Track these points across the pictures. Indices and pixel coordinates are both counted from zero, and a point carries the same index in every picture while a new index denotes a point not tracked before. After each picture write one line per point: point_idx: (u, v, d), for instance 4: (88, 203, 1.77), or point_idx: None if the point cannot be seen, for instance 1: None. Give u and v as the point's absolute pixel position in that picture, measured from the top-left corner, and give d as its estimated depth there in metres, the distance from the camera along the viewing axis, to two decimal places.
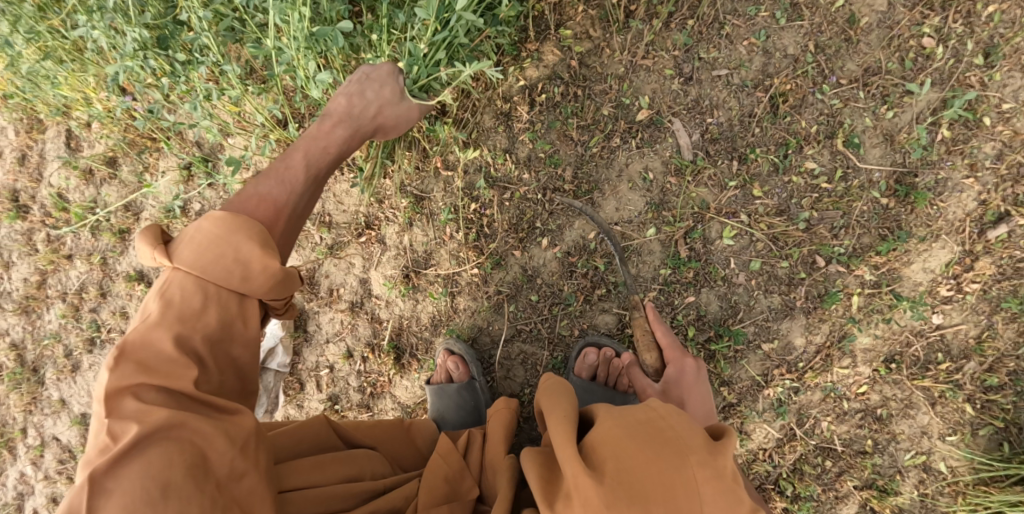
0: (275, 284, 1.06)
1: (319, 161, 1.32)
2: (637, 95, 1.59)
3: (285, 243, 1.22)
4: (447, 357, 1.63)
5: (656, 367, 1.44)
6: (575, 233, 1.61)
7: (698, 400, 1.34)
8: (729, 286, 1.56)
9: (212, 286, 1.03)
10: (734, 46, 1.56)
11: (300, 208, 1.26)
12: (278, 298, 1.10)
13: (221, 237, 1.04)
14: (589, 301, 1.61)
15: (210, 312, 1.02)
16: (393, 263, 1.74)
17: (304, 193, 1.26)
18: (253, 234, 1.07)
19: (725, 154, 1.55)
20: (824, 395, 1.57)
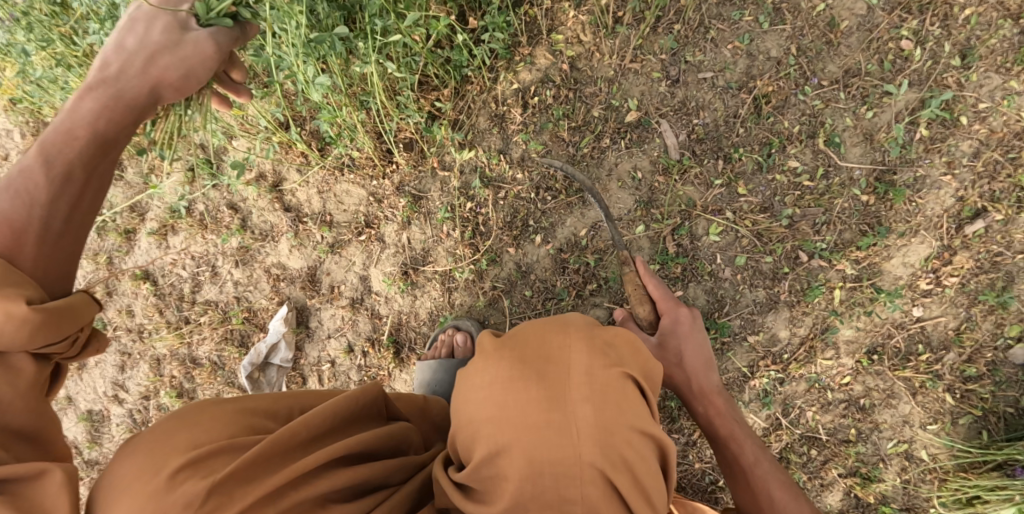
0: (36, 330, 0.94)
1: (70, 150, 1.04)
2: (626, 97, 1.65)
3: (53, 272, 1.02)
4: (455, 331, 1.67)
5: (650, 321, 1.44)
6: (567, 230, 1.67)
7: (696, 348, 1.38)
8: (715, 280, 1.62)
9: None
10: (719, 49, 1.62)
11: (58, 225, 1.02)
12: (52, 342, 0.98)
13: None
14: (581, 296, 1.66)
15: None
16: (392, 260, 1.82)
17: (71, 203, 1.03)
18: None
19: (711, 153, 1.61)
20: (808, 386, 1.63)
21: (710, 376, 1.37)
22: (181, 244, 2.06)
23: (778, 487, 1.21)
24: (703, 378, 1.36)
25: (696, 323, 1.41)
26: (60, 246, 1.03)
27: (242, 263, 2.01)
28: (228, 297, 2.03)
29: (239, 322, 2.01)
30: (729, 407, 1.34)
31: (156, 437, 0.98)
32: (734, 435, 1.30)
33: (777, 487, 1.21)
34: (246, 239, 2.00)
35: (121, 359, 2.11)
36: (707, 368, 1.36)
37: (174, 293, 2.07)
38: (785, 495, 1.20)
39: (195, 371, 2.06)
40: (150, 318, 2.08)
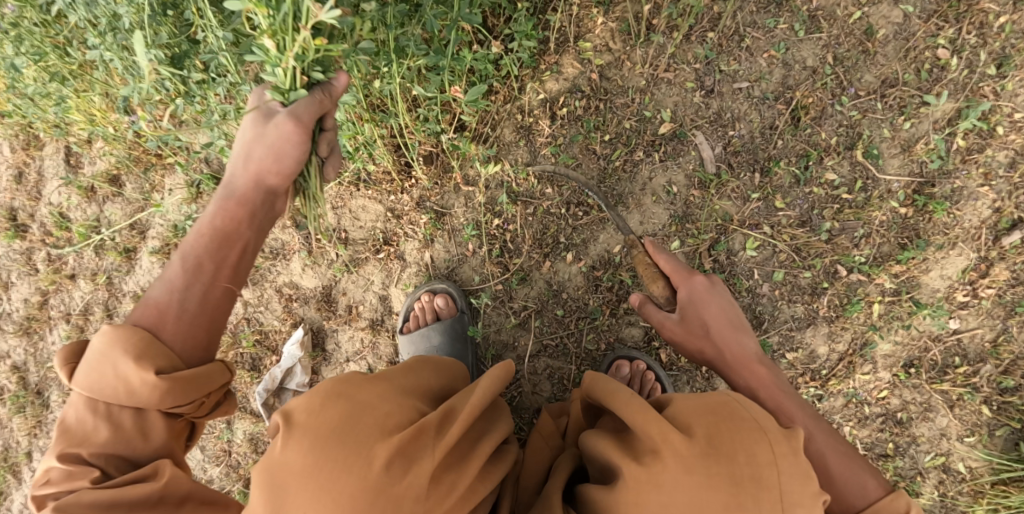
0: (163, 393, 0.99)
1: (202, 246, 1.10)
2: (659, 108, 1.59)
3: (196, 346, 1.07)
4: (433, 295, 1.65)
5: (666, 298, 1.36)
6: (600, 246, 1.61)
7: (720, 311, 1.28)
8: (753, 296, 1.58)
9: (108, 404, 1.00)
10: (755, 58, 1.57)
11: (190, 308, 1.07)
12: (185, 402, 1.03)
13: (104, 352, 1.00)
14: (615, 314, 1.61)
15: (104, 428, 0.99)
16: (414, 278, 1.75)
17: (200, 292, 1.07)
18: (132, 346, 1.00)
19: (747, 166, 1.57)
20: (846, 401, 1.61)
21: (743, 341, 1.26)
22: None
23: (836, 458, 1.08)
24: (732, 345, 1.25)
25: (717, 287, 1.31)
26: (189, 325, 1.06)
27: (251, 283, 1.93)
28: (236, 318, 1.95)
29: (250, 346, 1.93)
30: (773, 374, 1.21)
31: (340, 415, 0.99)
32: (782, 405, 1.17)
33: (836, 457, 1.09)
34: (256, 258, 1.92)
35: None
36: (735, 333, 1.26)
37: None
38: (843, 470, 1.07)
39: None
40: None
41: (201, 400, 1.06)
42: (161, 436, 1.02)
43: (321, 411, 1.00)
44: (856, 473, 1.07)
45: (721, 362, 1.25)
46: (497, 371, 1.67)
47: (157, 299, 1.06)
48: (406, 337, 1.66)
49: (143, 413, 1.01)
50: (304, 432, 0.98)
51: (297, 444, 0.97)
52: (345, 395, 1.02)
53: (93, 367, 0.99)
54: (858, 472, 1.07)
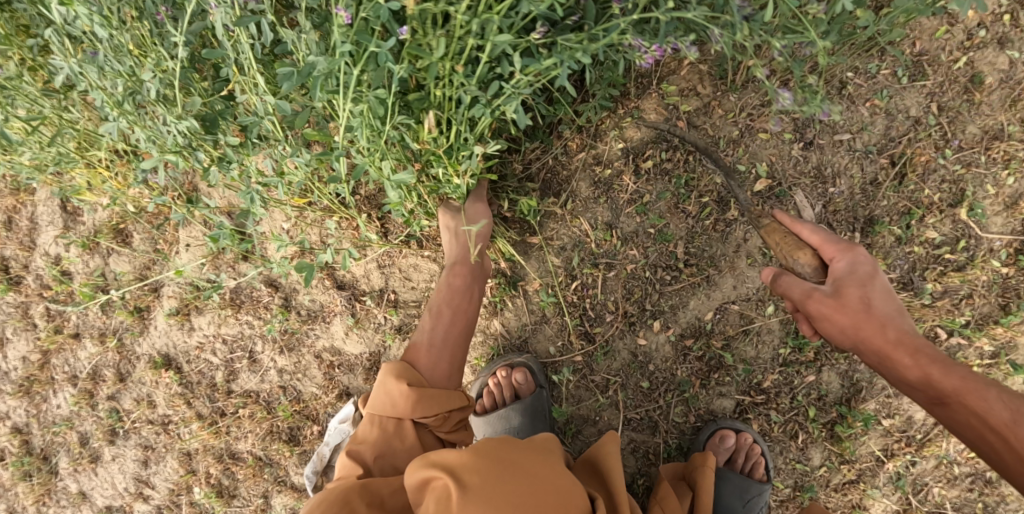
0: (415, 402, 1.27)
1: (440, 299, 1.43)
2: (754, 161, 1.47)
3: (439, 375, 1.34)
4: (511, 371, 1.53)
5: (812, 269, 1.17)
6: (690, 313, 1.49)
7: (884, 292, 1.09)
8: (851, 363, 1.50)
9: (385, 418, 1.28)
10: (856, 107, 1.45)
11: (439, 338, 1.37)
12: (430, 414, 1.27)
13: (380, 383, 1.31)
14: (706, 385, 1.51)
15: (380, 433, 1.27)
16: (479, 349, 1.59)
17: (445, 325, 1.38)
18: (395, 370, 1.32)
19: (847, 225, 1.46)
20: (936, 462, 1.53)
21: (905, 319, 1.09)
22: (208, 325, 1.83)
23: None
24: (899, 325, 1.07)
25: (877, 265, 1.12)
26: (438, 354, 1.35)
27: (287, 348, 1.78)
28: (271, 386, 1.80)
29: (287, 415, 1.79)
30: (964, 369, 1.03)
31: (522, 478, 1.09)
32: (968, 386, 1.00)
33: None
34: (292, 321, 1.76)
35: (143, 453, 1.92)
36: (898, 312, 1.08)
37: (203, 382, 1.86)
38: None
39: (235, 468, 1.85)
40: (175, 410, 1.89)
41: (442, 415, 1.30)
42: (414, 439, 1.27)
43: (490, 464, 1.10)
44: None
45: (885, 346, 1.06)
46: (576, 447, 1.55)
47: (416, 343, 1.38)
48: (483, 418, 1.58)
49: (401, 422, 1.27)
50: (485, 482, 1.06)
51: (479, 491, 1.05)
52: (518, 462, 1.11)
53: (374, 395, 1.30)
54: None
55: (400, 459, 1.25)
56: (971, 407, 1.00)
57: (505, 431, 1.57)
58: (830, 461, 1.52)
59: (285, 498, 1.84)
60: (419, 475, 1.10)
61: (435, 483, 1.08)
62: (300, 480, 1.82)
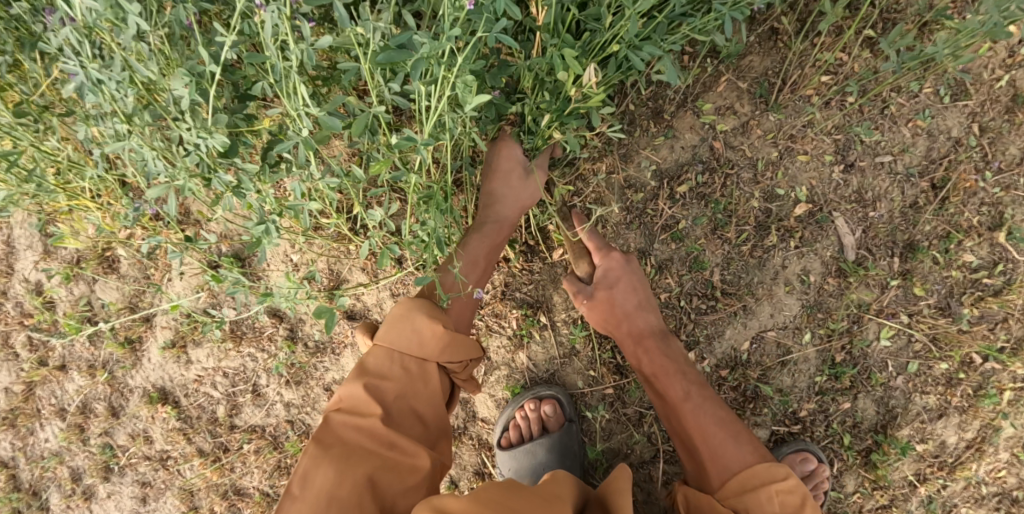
0: (443, 346, 1.20)
1: (479, 244, 1.37)
2: (792, 184, 1.40)
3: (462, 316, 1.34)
4: (540, 402, 1.46)
5: (586, 274, 1.39)
6: (725, 343, 1.44)
7: (636, 287, 1.35)
8: (886, 389, 1.46)
9: (402, 354, 1.20)
10: (898, 127, 1.39)
11: (466, 288, 1.35)
12: (456, 360, 1.22)
13: (403, 315, 1.21)
14: (741, 416, 1.46)
15: (398, 373, 1.18)
16: (503, 382, 1.51)
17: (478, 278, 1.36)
18: (424, 306, 1.23)
19: (886, 250, 1.42)
20: (966, 483, 1.48)
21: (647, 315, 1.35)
22: (207, 358, 1.74)
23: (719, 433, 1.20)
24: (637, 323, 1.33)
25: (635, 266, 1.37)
26: (462, 309, 1.33)
27: (294, 382, 1.68)
28: (277, 421, 1.71)
29: (295, 451, 1.71)
30: (681, 364, 1.30)
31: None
32: (664, 370, 1.29)
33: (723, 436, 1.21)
34: (299, 354, 1.66)
35: (140, 490, 1.83)
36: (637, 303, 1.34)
37: (203, 417, 1.76)
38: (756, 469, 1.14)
39: (241, 505, 1.76)
40: (175, 445, 1.79)
41: (463, 361, 1.25)
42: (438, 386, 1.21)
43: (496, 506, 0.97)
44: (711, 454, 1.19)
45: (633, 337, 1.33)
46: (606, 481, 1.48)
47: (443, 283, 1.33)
48: (508, 452, 1.48)
49: (425, 363, 1.20)
50: None
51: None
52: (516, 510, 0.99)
53: (396, 327, 1.20)
54: (737, 439, 1.19)
55: (418, 406, 1.18)
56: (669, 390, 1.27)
57: (529, 469, 1.47)
58: (863, 487, 1.49)
59: None
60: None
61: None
62: None
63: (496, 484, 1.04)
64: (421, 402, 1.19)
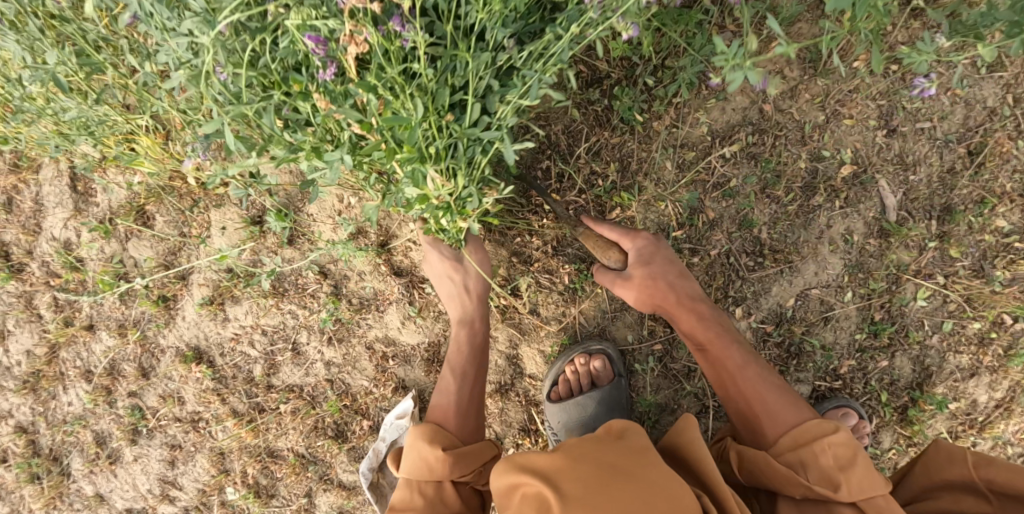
0: (453, 463, 1.28)
1: (461, 360, 1.46)
2: (838, 147, 1.46)
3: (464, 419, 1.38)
4: (589, 357, 1.49)
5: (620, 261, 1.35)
6: (771, 300, 1.49)
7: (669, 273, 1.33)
8: (922, 348, 1.51)
9: (420, 483, 1.28)
10: (937, 96, 1.46)
11: (461, 404, 1.41)
12: (469, 472, 1.30)
13: (411, 446, 1.32)
14: (784, 372, 1.51)
15: (420, 500, 1.26)
16: (553, 338, 1.54)
17: (468, 388, 1.42)
18: (431, 432, 1.32)
19: (924, 213, 1.48)
20: (993, 442, 1.54)
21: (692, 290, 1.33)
22: (246, 316, 1.73)
23: (862, 465, 1.08)
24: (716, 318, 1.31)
25: (661, 242, 1.35)
26: (464, 416, 1.38)
27: (336, 340, 1.69)
28: (317, 380, 1.71)
29: (335, 410, 1.70)
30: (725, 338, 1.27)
31: (593, 456, 1.04)
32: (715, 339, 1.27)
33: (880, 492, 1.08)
34: (343, 310, 1.67)
35: (170, 453, 1.80)
36: (682, 278, 1.33)
37: (240, 377, 1.75)
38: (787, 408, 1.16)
39: (275, 467, 1.75)
40: (207, 407, 1.77)
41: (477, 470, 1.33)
42: (459, 502, 1.28)
43: (587, 467, 1.02)
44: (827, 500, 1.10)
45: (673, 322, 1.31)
46: (654, 436, 1.53)
47: (436, 406, 1.41)
48: (560, 405, 1.49)
49: (440, 486, 1.27)
50: (581, 485, 0.99)
51: (581, 496, 0.98)
52: (581, 454, 1.05)
53: (409, 461, 1.29)
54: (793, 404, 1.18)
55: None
56: (755, 403, 1.20)
57: (581, 421, 1.49)
58: (899, 444, 1.53)
59: (332, 496, 1.75)
60: (508, 479, 1.04)
61: (528, 490, 1.02)
62: (348, 478, 1.74)
63: (587, 440, 1.09)
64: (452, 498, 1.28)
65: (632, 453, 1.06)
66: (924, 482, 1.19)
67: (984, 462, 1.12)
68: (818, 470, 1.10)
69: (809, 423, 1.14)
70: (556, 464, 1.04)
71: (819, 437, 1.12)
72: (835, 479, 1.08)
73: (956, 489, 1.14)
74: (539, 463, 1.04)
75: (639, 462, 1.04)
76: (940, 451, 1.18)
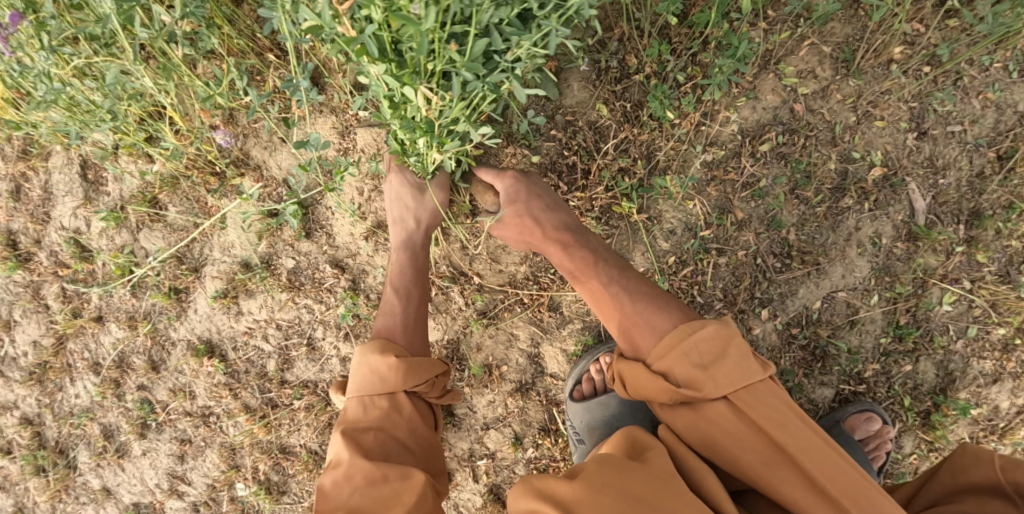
0: (404, 373, 1.25)
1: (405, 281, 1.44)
2: (868, 149, 1.45)
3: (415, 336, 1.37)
4: (615, 357, 1.50)
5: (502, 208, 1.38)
6: (798, 302, 1.48)
7: (547, 212, 1.35)
8: (946, 353, 1.50)
9: (371, 396, 1.26)
10: (968, 99, 1.43)
11: (410, 320, 1.39)
12: (421, 383, 1.27)
13: (360, 363, 1.28)
14: (808, 374, 1.51)
15: (376, 411, 1.24)
16: (576, 336, 1.53)
17: (414, 308, 1.41)
18: (379, 346, 1.30)
19: (952, 217, 1.46)
20: (1014, 449, 1.52)
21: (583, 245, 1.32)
22: (259, 309, 1.70)
23: (731, 355, 1.05)
24: (590, 247, 1.31)
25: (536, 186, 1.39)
26: (412, 332, 1.37)
27: (353, 335, 1.69)
28: (332, 376, 1.71)
29: None
30: (596, 271, 1.26)
31: (614, 487, 0.99)
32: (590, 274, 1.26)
33: (789, 415, 1.02)
34: (362, 306, 1.67)
35: (179, 448, 1.77)
36: (550, 211, 1.35)
37: (252, 371, 1.72)
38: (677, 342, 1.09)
39: (286, 463, 1.74)
40: (218, 401, 1.74)
41: (429, 382, 1.29)
42: (411, 410, 1.26)
43: (609, 501, 0.97)
44: (733, 427, 1.03)
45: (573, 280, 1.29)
46: None
47: (385, 324, 1.38)
48: (583, 404, 1.48)
49: (394, 397, 1.24)
50: None
51: None
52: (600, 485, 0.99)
53: (359, 374, 1.27)
54: (663, 312, 1.15)
55: (401, 435, 1.23)
56: (626, 321, 1.17)
57: (604, 420, 1.48)
58: (919, 449, 1.53)
59: None
60: (526, 504, 1.02)
61: None
62: None
63: (609, 465, 1.02)
64: (407, 432, 1.24)
65: (659, 482, 1.00)
66: (947, 484, 1.17)
67: (1012, 465, 1.09)
68: (686, 371, 1.07)
69: (676, 327, 1.11)
70: (575, 495, 0.99)
71: (682, 337, 1.09)
72: (701, 376, 1.05)
73: (983, 492, 1.11)
74: (560, 492, 1.01)
75: (667, 492, 0.99)
76: (964, 453, 1.15)
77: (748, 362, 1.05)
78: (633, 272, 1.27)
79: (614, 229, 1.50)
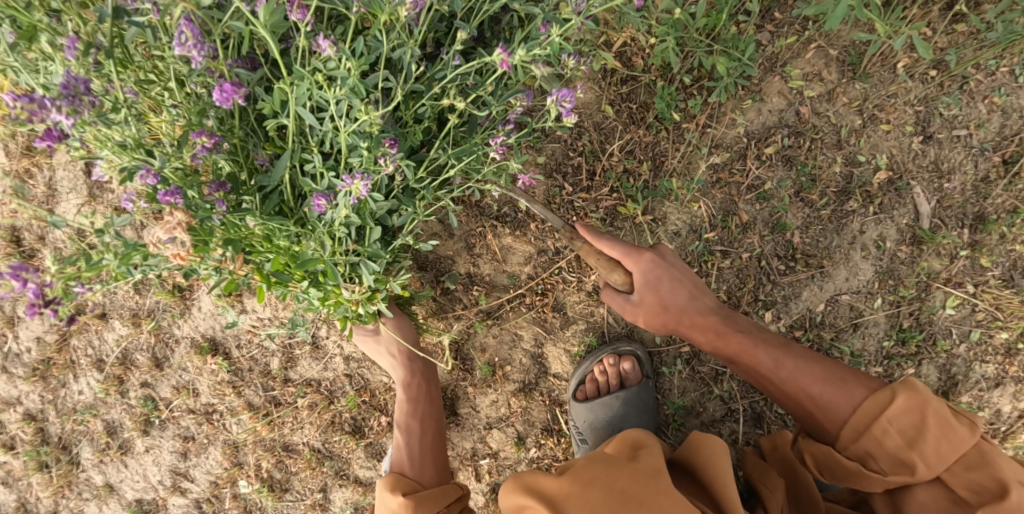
0: (416, 507, 1.29)
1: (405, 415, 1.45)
2: (874, 152, 1.45)
3: (422, 466, 1.38)
4: (619, 359, 1.50)
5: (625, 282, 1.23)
6: (802, 304, 1.49)
7: (676, 284, 1.21)
8: (949, 357, 1.49)
9: None
10: (974, 103, 1.43)
11: (417, 455, 1.40)
12: (433, 512, 1.31)
13: (379, 500, 1.33)
14: None
15: None
16: (580, 335, 1.54)
17: (420, 442, 1.41)
18: (391, 482, 1.34)
19: (957, 221, 1.46)
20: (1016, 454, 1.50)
21: (699, 308, 1.23)
22: (263, 308, 1.71)
23: (933, 428, 1.02)
24: (739, 325, 1.22)
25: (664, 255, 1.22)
26: (421, 462, 1.38)
27: None
28: (335, 375, 1.72)
29: (352, 406, 1.72)
30: (756, 343, 1.21)
31: (596, 478, 1.03)
32: (743, 351, 1.21)
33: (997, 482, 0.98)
34: None
35: (182, 445, 1.77)
36: (693, 298, 1.22)
37: (256, 369, 1.73)
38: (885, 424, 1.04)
39: (289, 461, 1.74)
40: (222, 399, 1.75)
41: (442, 511, 1.33)
42: None
43: (589, 495, 1.01)
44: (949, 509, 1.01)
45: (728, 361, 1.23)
46: (677, 438, 1.53)
47: (395, 462, 1.40)
48: (586, 404, 1.49)
49: None
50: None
51: None
52: (583, 480, 1.04)
53: (377, 512, 1.32)
54: (843, 385, 1.10)
55: None
56: (800, 399, 1.14)
57: (606, 421, 1.49)
58: None
59: (346, 492, 1.74)
60: (515, 500, 1.08)
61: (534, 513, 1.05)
62: (363, 474, 1.74)
63: (598, 461, 1.07)
64: None
65: (644, 478, 1.01)
66: None
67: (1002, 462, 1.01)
68: (887, 458, 1.04)
69: (864, 405, 1.07)
70: (562, 490, 1.04)
71: (874, 420, 1.05)
72: (906, 460, 1.02)
73: None
74: (547, 486, 1.07)
75: (650, 482, 1.00)
76: None
77: (955, 432, 1.01)
78: (795, 343, 1.21)
79: (620, 230, 1.50)
